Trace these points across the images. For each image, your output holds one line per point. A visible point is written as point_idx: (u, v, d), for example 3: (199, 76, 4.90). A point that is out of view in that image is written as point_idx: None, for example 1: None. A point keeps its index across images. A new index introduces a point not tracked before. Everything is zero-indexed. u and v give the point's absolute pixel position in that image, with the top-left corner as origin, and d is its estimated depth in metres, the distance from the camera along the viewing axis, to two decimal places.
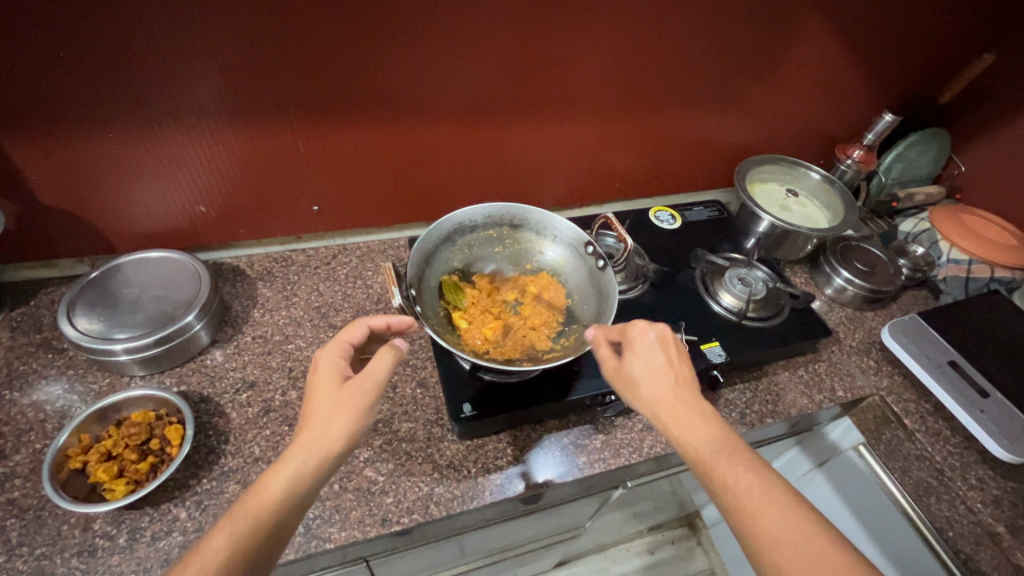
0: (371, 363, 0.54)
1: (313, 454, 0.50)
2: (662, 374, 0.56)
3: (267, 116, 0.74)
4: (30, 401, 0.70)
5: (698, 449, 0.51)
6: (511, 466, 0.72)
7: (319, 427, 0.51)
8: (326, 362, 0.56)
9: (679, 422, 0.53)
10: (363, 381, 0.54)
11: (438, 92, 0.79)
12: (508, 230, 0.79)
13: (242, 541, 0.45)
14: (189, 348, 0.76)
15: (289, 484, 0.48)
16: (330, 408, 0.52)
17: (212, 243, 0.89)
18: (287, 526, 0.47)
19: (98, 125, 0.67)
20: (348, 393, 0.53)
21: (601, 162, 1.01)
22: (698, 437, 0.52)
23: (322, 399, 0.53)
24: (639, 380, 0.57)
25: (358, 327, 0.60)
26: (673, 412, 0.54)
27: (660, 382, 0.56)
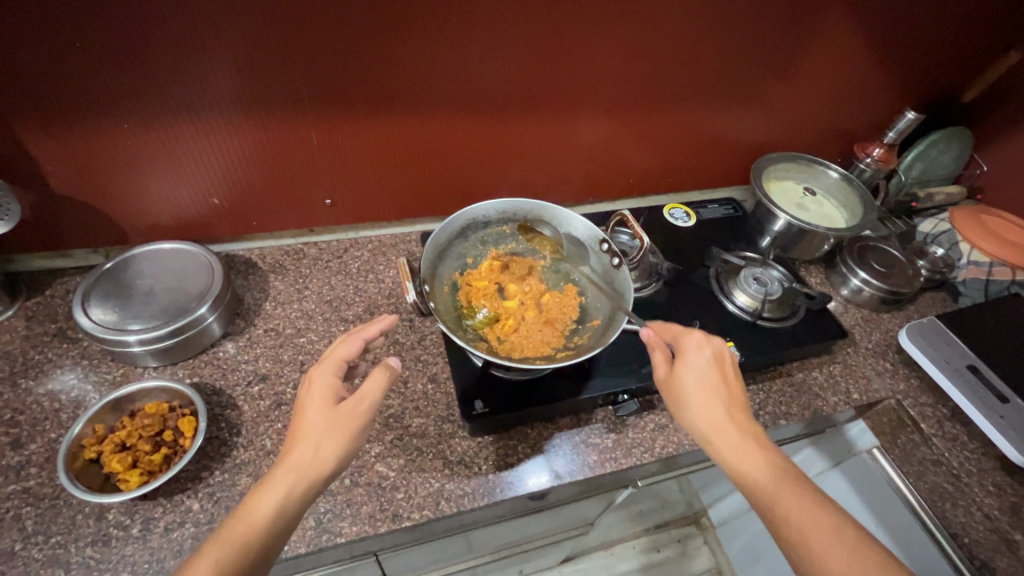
0: (365, 385, 0.54)
1: (303, 474, 0.50)
2: (716, 388, 0.58)
3: (282, 109, 0.73)
4: (45, 391, 0.71)
5: (746, 461, 0.54)
6: (523, 462, 0.72)
7: (310, 448, 0.51)
8: (321, 380, 0.56)
9: (728, 434, 0.56)
10: (356, 404, 0.53)
11: (453, 86, 0.78)
12: (522, 226, 0.78)
13: (228, 563, 0.45)
14: (201, 340, 0.76)
15: (279, 505, 0.49)
16: (322, 428, 0.52)
17: (224, 235, 0.88)
18: (275, 546, 0.48)
19: (114, 117, 0.68)
20: (342, 414, 0.53)
21: (615, 159, 1.00)
22: (748, 454, 0.54)
23: (314, 418, 0.53)
24: (690, 390, 0.58)
25: (353, 340, 0.59)
26: (722, 424, 0.56)
27: (711, 395, 0.58)
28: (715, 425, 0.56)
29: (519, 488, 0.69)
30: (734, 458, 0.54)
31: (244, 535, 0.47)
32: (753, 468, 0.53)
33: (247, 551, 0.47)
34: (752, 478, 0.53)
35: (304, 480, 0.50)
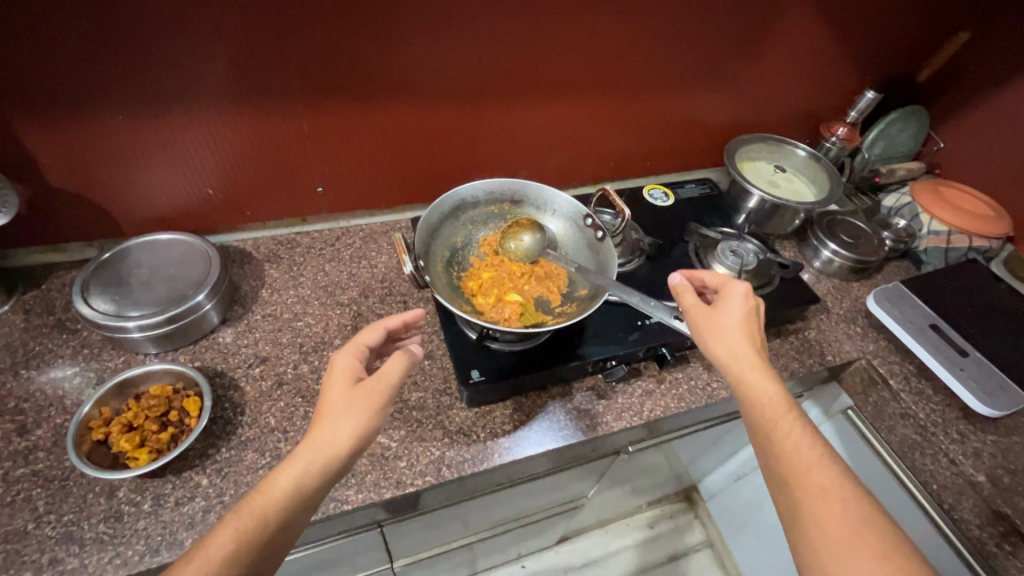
0: (384, 367, 0.56)
1: (322, 454, 0.51)
2: (748, 328, 0.63)
3: (274, 97, 0.75)
4: (47, 379, 0.72)
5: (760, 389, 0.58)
6: (519, 429, 0.76)
7: (330, 427, 0.52)
8: (344, 361, 0.58)
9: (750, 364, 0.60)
10: (374, 384, 0.55)
11: (438, 73, 0.81)
12: (509, 206, 0.81)
13: (243, 535, 0.47)
14: (200, 326, 0.78)
15: (296, 484, 0.50)
16: (342, 407, 0.54)
17: (219, 226, 0.89)
18: (291, 523, 0.50)
19: (108, 109, 0.69)
20: (362, 393, 0.55)
21: (595, 142, 1.04)
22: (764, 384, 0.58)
23: (336, 398, 0.55)
24: (723, 323, 0.63)
25: (375, 327, 0.62)
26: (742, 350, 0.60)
27: (741, 333, 0.62)
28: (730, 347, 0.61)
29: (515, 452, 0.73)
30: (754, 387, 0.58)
31: (263, 507, 0.49)
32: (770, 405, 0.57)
33: (265, 525, 0.48)
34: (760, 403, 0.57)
35: (322, 458, 0.51)
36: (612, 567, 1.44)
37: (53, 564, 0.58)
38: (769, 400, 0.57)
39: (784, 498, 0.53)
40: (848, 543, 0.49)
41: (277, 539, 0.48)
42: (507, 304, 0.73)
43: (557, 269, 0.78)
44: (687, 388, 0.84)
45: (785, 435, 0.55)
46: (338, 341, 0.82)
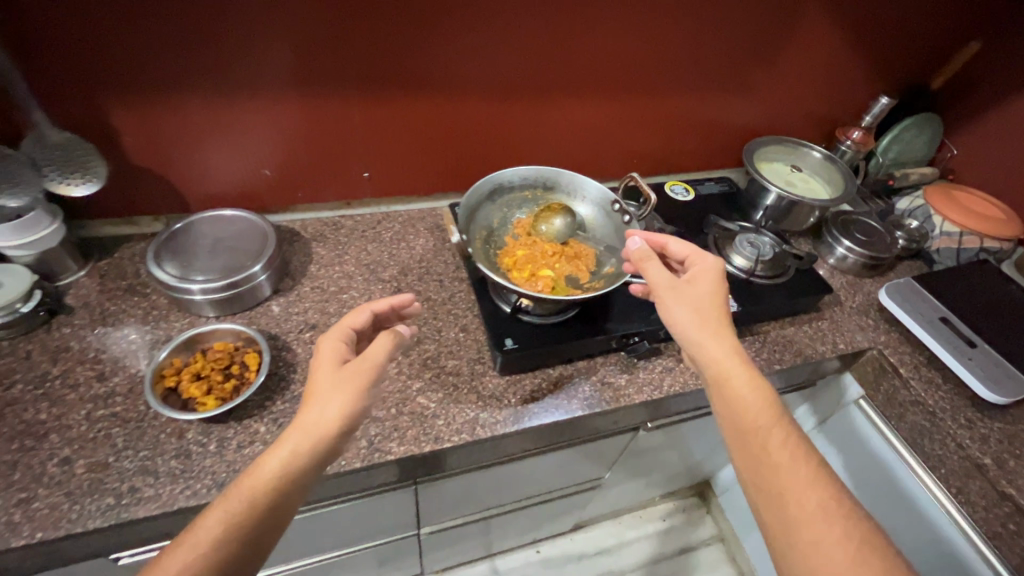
0: (371, 348, 0.60)
1: (310, 433, 0.54)
2: (714, 309, 0.66)
3: (332, 86, 0.83)
4: (121, 334, 0.79)
5: (726, 369, 0.61)
6: (547, 396, 0.81)
7: (318, 407, 0.55)
8: (331, 345, 0.61)
9: (716, 344, 0.63)
10: (361, 363, 0.58)
11: (480, 68, 0.88)
12: (541, 191, 0.88)
13: (232, 518, 0.49)
14: (255, 295, 0.85)
15: (285, 466, 0.52)
16: (329, 386, 0.57)
17: (272, 206, 0.97)
18: (283, 505, 0.51)
19: (186, 94, 0.77)
20: (348, 372, 0.58)
21: (621, 140, 1.10)
22: (732, 366, 0.61)
23: (324, 379, 0.57)
24: (690, 301, 0.66)
25: (362, 311, 0.66)
26: (706, 329, 0.64)
27: (708, 312, 0.65)
28: (695, 326, 0.64)
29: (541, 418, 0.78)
30: (722, 368, 0.62)
31: (253, 489, 0.50)
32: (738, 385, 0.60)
33: (254, 509, 0.50)
34: (729, 382, 0.61)
35: (312, 437, 0.54)
36: (625, 556, 1.47)
37: (131, 491, 0.64)
38: (736, 380, 0.61)
39: (769, 504, 0.55)
40: (814, 523, 0.52)
41: (271, 519, 0.50)
42: (541, 278, 0.79)
43: (584, 249, 0.84)
44: None
45: (751, 414, 0.59)
46: None
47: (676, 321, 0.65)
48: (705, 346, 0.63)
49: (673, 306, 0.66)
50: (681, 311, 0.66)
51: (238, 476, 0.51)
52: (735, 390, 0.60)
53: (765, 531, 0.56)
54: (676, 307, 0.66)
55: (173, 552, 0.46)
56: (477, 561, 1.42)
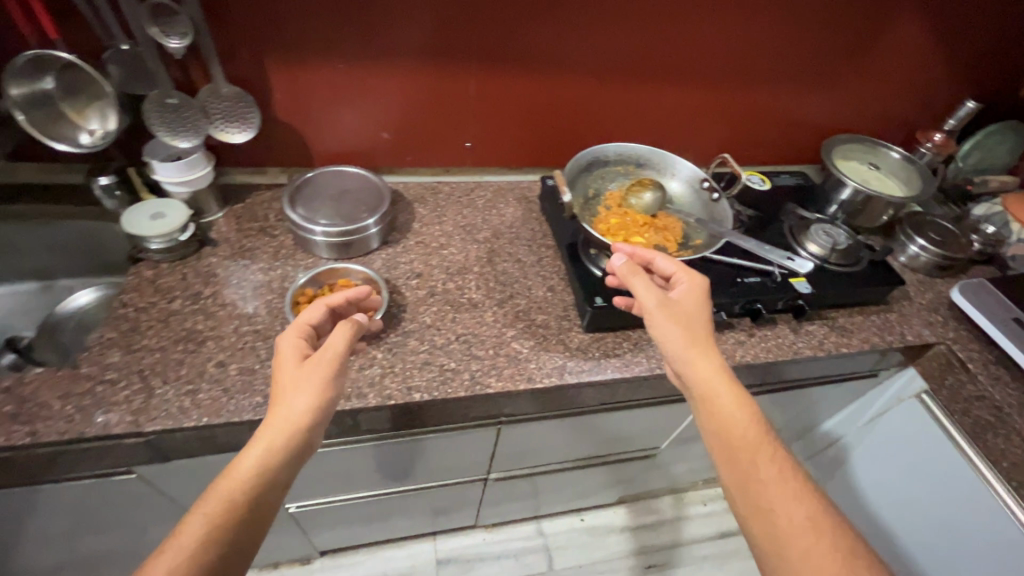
0: (331, 338, 0.64)
1: (285, 427, 0.58)
2: (693, 327, 0.68)
3: (453, 59, 0.92)
4: (258, 266, 0.91)
5: (710, 389, 0.65)
6: (628, 354, 0.88)
7: (288, 403, 0.59)
8: (289, 344, 0.65)
9: (698, 363, 0.66)
10: (323, 356, 0.63)
11: (585, 49, 0.96)
12: (634, 167, 0.95)
13: (214, 517, 0.52)
14: (363, 245, 0.94)
15: (262, 462, 0.56)
16: (297, 380, 0.61)
17: (383, 168, 1.07)
18: (264, 500, 0.55)
19: (333, 57, 0.88)
20: (307, 373, 0.62)
21: (704, 128, 1.16)
22: (714, 385, 0.65)
23: (291, 374, 0.62)
24: (676, 320, 0.68)
25: (317, 307, 0.70)
26: (690, 348, 0.67)
27: (691, 331, 0.68)
28: (682, 346, 0.67)
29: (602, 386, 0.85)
30: (708, 387, 0.65)
31: (231, 488, 0.54)
32: (722, 403, 0.64)
33: (234, 507, 0.54)
34: (716, 398, 0.64)
35: (286, 430, 0.58)
36: (666, 533, 1.53)
37: None
38: (723, 400, 0.64)
39: (756, 518, 0.58)
40: (803, 533, 0.56)
41: (253, 512, 0.54)
42: (633, 243, 0.86)
43: (672, 223, 0.90)
44: (775, 343, 0.94)
45: (736, 431, 0.62)
46: (476, 268, 0.97)
47: (669, 338, 0.68)
48: (692, 365, 0.66)
49: (663, 325, 0.68)
50: (665, 333, 0.68)
51: (218, 478, 0.55)
52: (724, 410, 0.63)
53: (750, 539, 0.59)
54: (668, 324, 0.68)
55: (160, 557, 0.49)
56: (524, 522, 1.50)
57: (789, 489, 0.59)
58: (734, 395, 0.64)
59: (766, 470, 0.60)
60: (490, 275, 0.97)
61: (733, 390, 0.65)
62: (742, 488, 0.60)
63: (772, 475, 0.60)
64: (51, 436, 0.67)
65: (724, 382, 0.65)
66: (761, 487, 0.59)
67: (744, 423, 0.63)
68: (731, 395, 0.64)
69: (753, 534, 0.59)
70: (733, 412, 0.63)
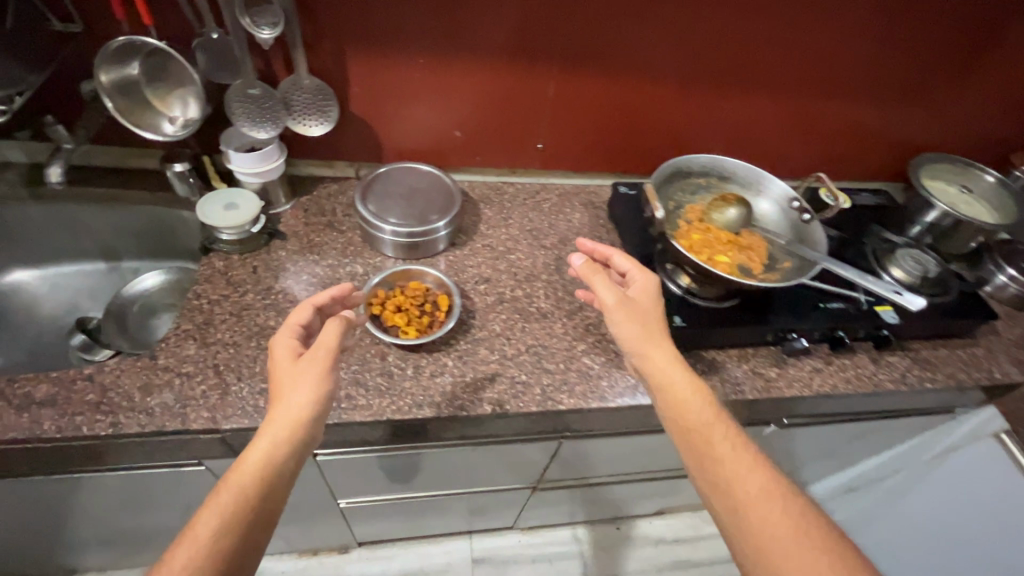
0: (323, 335, 0.64)
1: (288, 420, 0.58)
2: (651, 325, 0.69)
3: (534, 57, 0.89)
4: (327, 263, 0.90)
5: (678, 390, 0.65)
6: (702, 377, 0.85)
7: (288, 396, 0.59)
8: (282, 342, 0.65)
9: (657, 361, 0.67)
10: (316, 351, 0.63)
11: (672, 53, 0.91)
12: (716, 180, 0.91)
13: (225, 510, 0.52)
14: (430, 247, 0.92)
15: (267, 453, 0.56)
16: (294, 374, 0.61)
17: (451, 166, 1.05)
18: (271, 491, 0.55)
19: (415, 52, 0.85)
20: (303, 370, 0.61)
21: (784, 140, 1.10)
22: (682, 386, 0.65)
23: (286, 371, 0.62)
24: (635, 320, 0.69)
25: (305, 306, 0.69)
26: (649, 347, 0.67)
27: (652, 330, 0.69)
28: (643, 346, 0.67)
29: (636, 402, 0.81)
30: (674, 390, 0.65)
31: (239, 480, 0.54)
32: (691, 403, 0.64)
33: (244, 499, 0.53)
34: (678, 396, 0.64)
35: (288, 422, 0.58)
36: (704, 549, 1.50)
37: (348, 398, 0.74)
38: (689, 399, 0.64)
39: (736, 518, 0.57)
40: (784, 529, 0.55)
41: (261, 503, 0.54)
42: (718, 263, 0.82)
43: (758, 242, 0.85)
44: (856, 374, 0.89)
45: (706, 429, 0.62)
46: (544, 276, 0.94)
47: (631, 339, 0.68)
48: (653, 364, 0.66)
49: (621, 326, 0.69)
50: (626, 334, 0.68)
51: (225, 473, 0.55)
52: (693, 411, 0.63)
53: (730, 540, 0.58)
54: (626, 327, 0.69)
55: (174, 551, 0.49)
56: (559, 526, 1.49)
57: (766, 483, 0.59)
58: (699, 393, 0.65)
59: (741, 466, 0.60)
60: (559, 284, 0.94)
61: (695, 387, 0.65)
62: (718, 491, 0.59)
63: (744, 471, 0.59)
64: (132, 427, 0.67)
65: (687, 378, 0.66)
66: (744, 487, 0.58)
67: (713, 420, 0.63)
68: (695, 393, 0.65)
69: (738, 545, 0.57)
70: (699, 410, 0.63)
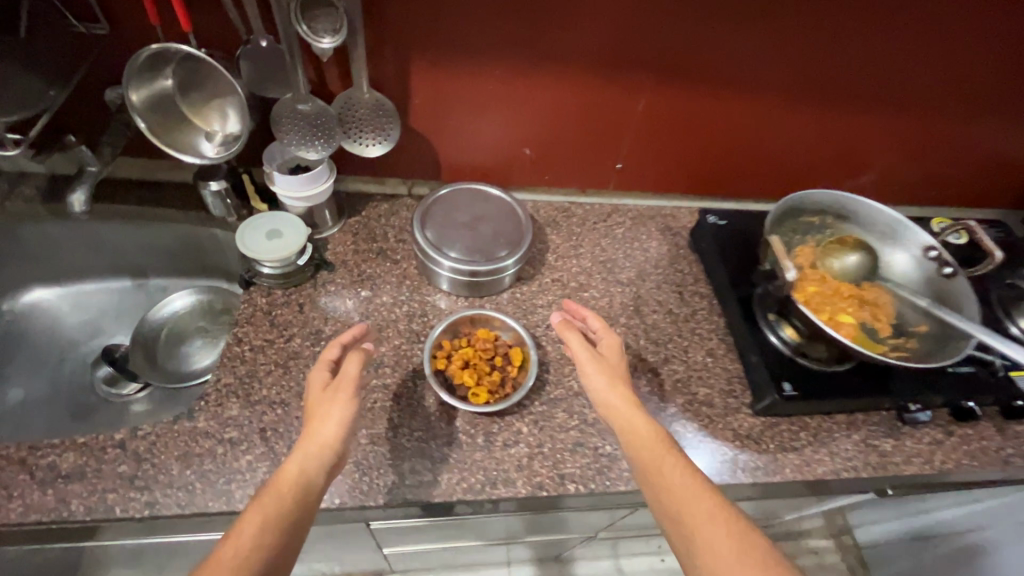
0: (346, 365, 0.63)
1: (317, 442, 0.57)
2: (611, 373, 0.66)
3: (628, 70, 0.76)
4: (381, 301, 0.79)
5: (632, 426, 0.61)
6: (808, 449, 0.74)
7: (318, 420, 0.58)
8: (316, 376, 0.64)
9: (613, 403, 0.64)
10: (341, 378, 0.62)
11: (790, 68, 0.77)
12: (833, 219, 0.78)
13: (269, 519, 0.50)
14: (494, 285, 0.81)
15: (300, 468, 0.54)
16: (322, 402, 0.60)
17: (515, 184, 0.93)
18: (306, 505, 0.53)
19: (490, 60, 0.73)
20: (334, 394, 0.61)
21: (900, 164, 0.95)
22: (636, 422, 0.62)
23: (315, 401, 0.61)
24: (590, 371, 0.66)
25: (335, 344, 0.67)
26: (607, 391, 0.65)
27: (613, 378, 0.66)
28: (602, 393, 0.65)
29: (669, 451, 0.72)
30: (628, 427, 0.62)
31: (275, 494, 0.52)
32: (643, 432, 0.61)
33: (285, 510, 0.51)
34: (634, 433, 0.61)
35: (319, 443, 0.57)
36: None
37: (412, 473, 0.65)
38: (643, 433, 0.61)
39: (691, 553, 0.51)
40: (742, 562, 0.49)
41: (298, 515, 0.51)
42: (841, 325, 0.70)
43: (886, 298, 0.73)
44: (982, 448, 0.78)
45: (659, 458, 0.58)
46: (622, 319, 0.83)
47: (596, 390, 0.66)
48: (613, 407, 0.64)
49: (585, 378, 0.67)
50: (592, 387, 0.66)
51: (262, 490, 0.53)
52: (647, 441, 0.60)
53: None
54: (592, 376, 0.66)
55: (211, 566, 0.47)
56: (601, 558, 1.41)
57: (722, 512, 0.53)
58: (652, 427, 0.61)
59: (691, 496, 0.54)
60: (639, 329, 0.83)
61: (647, 422, 0.62)
62: (675, 523, 0.54)
63: (693, 501, 0.54)
64: (170, 509, 0.58)
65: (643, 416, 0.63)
66: (695, 519, 0.53)
67: (670, 455, 0.58)
68: (651, 428, 0.61)
69: None
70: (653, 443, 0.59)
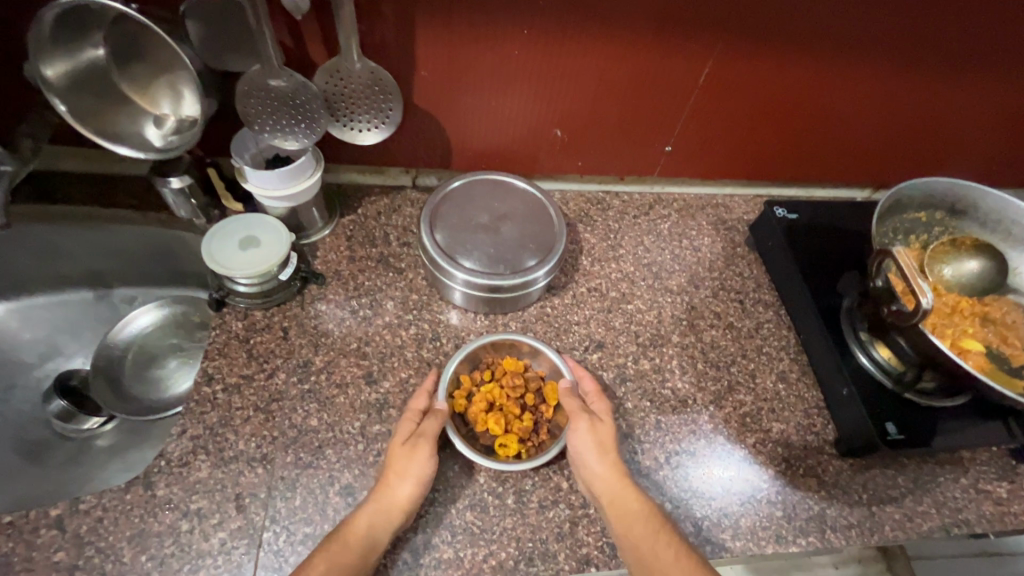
0: (432, 423, 0.53)
1: (391, 503, 0.49)
2: (607, 441, 0.54)
3: (693, 31, 0.59)
4: (382, 322, 0.65)
5: (622, 500, 0.51)
6: (908, 500, 0.61)
7: (396, 479, 0.50)
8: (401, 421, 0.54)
9: (603, 474, 0.52)
10: (426, 437, 0.52)
11: (904, 28, 0.60)
12: (944, 215, 0.63)
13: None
14: (520, 299, 0.66)
15: (371, 531, 0.48)
16: (403, 457, 0.51)
17: (540, 171, 0.77)
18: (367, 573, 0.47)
19: (517, 18, 0.56)
20: (411, 450, 0.52)
21: (1012, 147, 0.78)
22: (626, 494, 0.51)
23: (396, 452, 0.52)
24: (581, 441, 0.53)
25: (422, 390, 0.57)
26: (598, 460, 0.53)
27: (609, 449, 0.53)
28: (591, 461, 0.53)
29: (707, 485, 0.59)
30: (616, 501, 0.51)
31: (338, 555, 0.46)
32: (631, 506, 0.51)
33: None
34: (625, 510, 0.50)
35: (392, 506, 0.49)
36: None
37: (428, 548, 0.52)
38: (634, 510, 0.50)
39: None
40: None
41: None
42: (968, 354, 0.56)
43: (1014, 316, 0.58)
44: None
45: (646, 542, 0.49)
46: (675, 338, 0.69)
47: (587, 470, 0.53)
48: (597, 478, 0.52)
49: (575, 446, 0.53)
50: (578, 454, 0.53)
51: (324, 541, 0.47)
52: (637, 519, 0.50)
53: None
54: (585, 444, 0.53)
55: None
56: None
57: None
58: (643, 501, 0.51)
59: None
60: (695, 349, 0.68)
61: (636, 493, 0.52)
62: None
63: None
64: None
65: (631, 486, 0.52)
66: None
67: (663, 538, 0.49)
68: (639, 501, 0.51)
69: None
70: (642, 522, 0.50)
